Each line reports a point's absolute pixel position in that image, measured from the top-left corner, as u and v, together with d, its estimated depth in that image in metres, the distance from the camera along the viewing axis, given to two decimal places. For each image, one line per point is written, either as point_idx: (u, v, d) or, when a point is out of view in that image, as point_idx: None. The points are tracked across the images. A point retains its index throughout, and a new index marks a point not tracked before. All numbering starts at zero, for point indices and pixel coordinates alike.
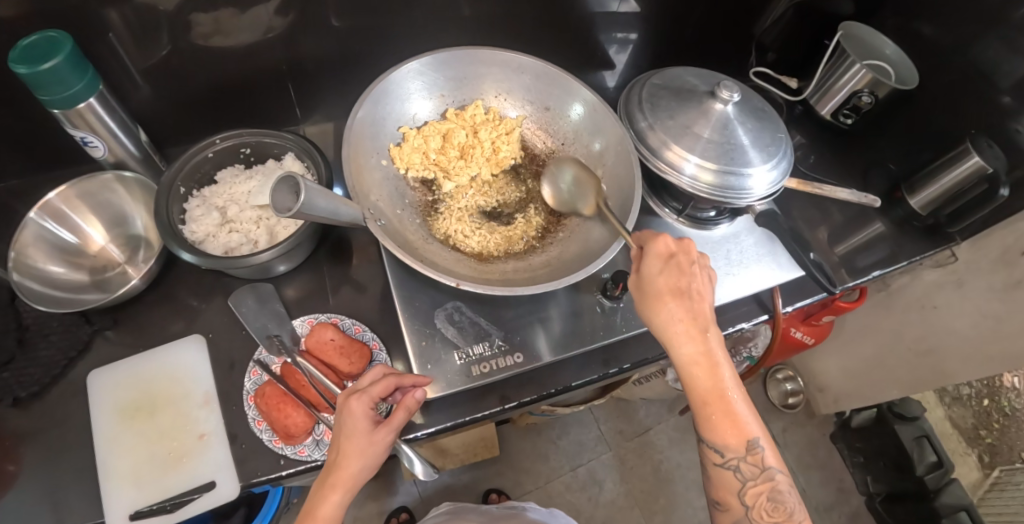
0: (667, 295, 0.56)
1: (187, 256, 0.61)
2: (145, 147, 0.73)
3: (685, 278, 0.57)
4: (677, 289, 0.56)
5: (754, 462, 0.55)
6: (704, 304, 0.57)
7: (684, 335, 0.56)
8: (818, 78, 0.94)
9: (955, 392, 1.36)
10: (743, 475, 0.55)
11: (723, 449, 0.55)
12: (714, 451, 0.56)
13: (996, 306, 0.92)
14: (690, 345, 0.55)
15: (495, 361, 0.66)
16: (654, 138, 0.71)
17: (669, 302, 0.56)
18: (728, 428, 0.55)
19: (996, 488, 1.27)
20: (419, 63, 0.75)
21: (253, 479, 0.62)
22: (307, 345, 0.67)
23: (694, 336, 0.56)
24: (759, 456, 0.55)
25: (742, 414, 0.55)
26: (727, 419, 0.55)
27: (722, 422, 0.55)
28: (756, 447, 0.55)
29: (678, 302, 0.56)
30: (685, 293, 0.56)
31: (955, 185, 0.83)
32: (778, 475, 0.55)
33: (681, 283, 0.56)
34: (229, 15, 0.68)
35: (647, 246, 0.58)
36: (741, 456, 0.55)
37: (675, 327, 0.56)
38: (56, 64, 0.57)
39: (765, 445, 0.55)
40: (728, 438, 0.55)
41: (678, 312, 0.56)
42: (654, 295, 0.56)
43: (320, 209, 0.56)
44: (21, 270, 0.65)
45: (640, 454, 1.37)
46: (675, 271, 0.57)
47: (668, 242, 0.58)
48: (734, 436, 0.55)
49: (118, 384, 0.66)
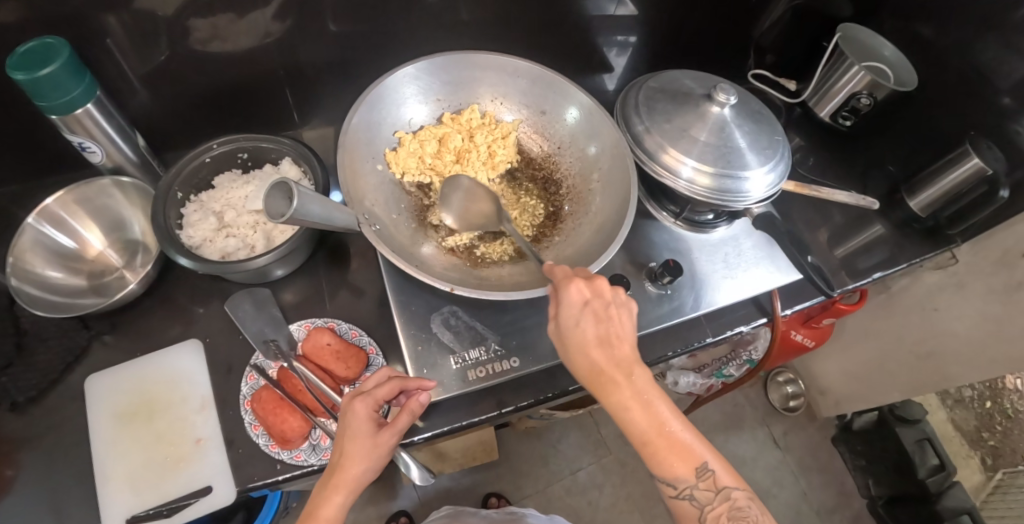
0: (589, 346, 0.54)
1: (183, 261, 0.61)
2: (143, 152, 0.73)
3: (604, 324, 0.55)
4: (597, 337, 0.54)
5: (707, 487, 0.53)
6: (629, 345, 0.55)
7: (608, 385, 0.54)
8: (816, 81, 0.94)
9: (957, 395, 1.34)
10: (699, 502, 0.53)
11: (675, 482, 0.53)
12: (667, 485, 0.54)
13: (997, 308, 0.91)
14: (616, 393, 0.54)
15: (491, 365, 0.66)
16: (651, 142, 0.71)
17: (592, 351, 0.54)
18: (674, 462, 0.53)
19: (999, 490, 1.27)
20: (415, 68, 0.76)
21: (249, 484, 0.62)
22: (304, 349, 0.67)
23: (620, 384, 0.54)
24: (711, 479, 0.53)
25: (685, 444, 0.53)
26: (672, 454, 0.53)
27: (667, 460, 0.53)
28: (707, 471, 0.53)
29: (602, 349, 0.54)
30: (606, 340, 0.54)
31: (955, 187, 0.83)
32: (736, 492, 0.53)
33: (599, 330, 0.54)
34: (227, 20, 0.69)
35: (561, 293, 0.56)
36: (693, 485, 0.53)
37: (599, 376, 0.54)
38: (54, 70, 0.57)
39: (717, 467, 0.53)
40: (677, 472, 0.53)
41: (600, 361, 0.54)
42: (577, 349, 0.55)
43: (314, 214, 0.56)
44: (19, 275, 0.65)
45: (641, 458, 1.36)
46: (591, 319, 0.55)
47: (580, 288, 0.55)
48: (682, 468, 0.53)
49: (114, 388, 0.66)
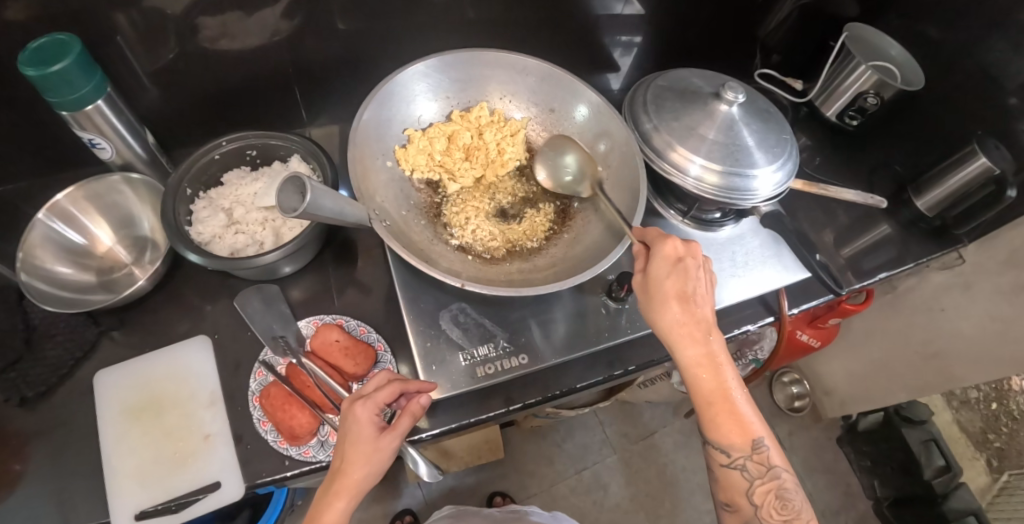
0: (672, 299, 0.56)
1: (194, 257, 0.62)
2: (152, 149, 0.73)
3: (692, 281, 0.56)
4: (682, 293, 0.56)
5: (760, 461, 0.54)
6: (706, 306, 0.57)
7: (686, 337, 0.55)
8: (822, 81, 0.94)
9: (963, 396, 1.33)
10: (750, 475, 0.54)
11: (728, 449, 0.55)
12: (719, 451, 0.55)
13: (1005, 308, 0.91)
14: (693, 346, 0.55)
15: (500, 363, 0.66)
16: (660, 140, 0.71)
17: (674, 305, 0.56)
18: (732, 428, 0.55)
19: (1004, 492, 1.26)
20: (424, 66, 0.76)
21: (258, 479, 0.62)
22: (312, 346, 0.67)
23: (697, 338, 0.55)
24: (764, 455, 0.54)
25: (747, 415, 0.55)
26: (732, 420, 0.55)
27: (726, 423, 0.55)
28: (761, 447, 0.54)
29: (684, 306, 0.56)
30: (690, 298, 0.56)
31: (963, 186, 0.83)
32: (784, 474, 0.54)
33: (686, 287, 0.56)
34: (236, 18, 0.69)
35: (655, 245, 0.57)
36: (746, 455, 0.54)
37: (678, 329, 0.55)
38: (65, 67, 0.57)
39: (771, 445, 0.55)
40: (732, 438, 0.55)
41: (682, 316, 0.56)
42: (659, 299, 0.56)
43: (327, 209, 0.56)
44: (28, 271, 0.65)
45: (645, 458, 1.36)
46: (680, 276, 0.56)
47: (675, 244, 0.56)
48: (738, 435, 0.55)
49: (123, 385, 0.66)
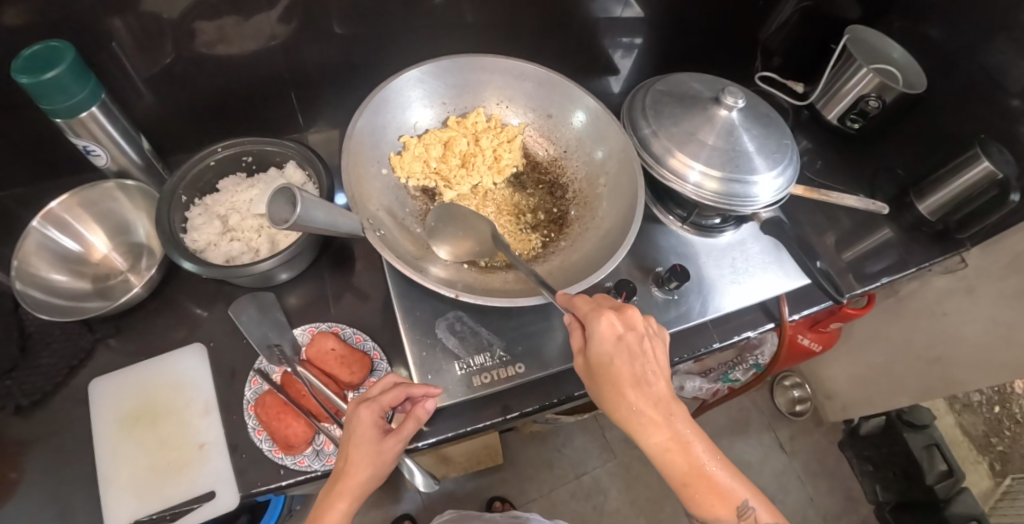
0: (624, 385, 0.54)
1: (188, 265, 0.61)
2: (148, 155, 0.73)
3: (638, 361, 0.54)
4: (633, 376, 0.54)
5: None
6: (661, 382, 0.55)
7: (646, 424, 0.53)
8: (823, 84, 0.93)
9: (966, 399, 1.32)
10: None
11: (714, 522, 0.52)
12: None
13: (1007, 313, 0.90)
14: (655, 433, 0.53)
15: (496, 372, 0.65)
16: (658, 146, 0.70)
17: (627, 391, 0.53)
18: (715, 502, 0.52)
19: (1007, 497, 1.24)
20: (420, 71, 0.75)
21: (253, 489, 0.62)
22: (308, 355, 0.67)
23: (657, 424, 0.53)
24: (753, 517, 0.52)
25: (728, 485, 0.52)
26: (712, 495, 0.52)
27: (708, 499, 0.52)
28: (747, 511, 0.52)
29: (638, 390, 0.54)
30: (641, 379, 0.54)
31: (964, 191, 0.82)
32: None
33: (633, 368, 0.54)
34: (232, 23, 0.68)
35: (592, 328, 0.55)
36: None
37: (635, 416, 0.53)
38: (59, 74, 0.57)
39: (758, 507, 0.52)
40: (716, 512, 0.52)
41: (636, 401, 0.53)
42: (611, 387, 0.54)
43: (319, 220, 0.56)
44: (24, 279, 0.64)
45: (646, 462, 1.36)
46: (626, 357, 0.54)
47: (612, 322, 0.55)
48: (722, 507, 0.52)
49: (118, 393, 0.66)
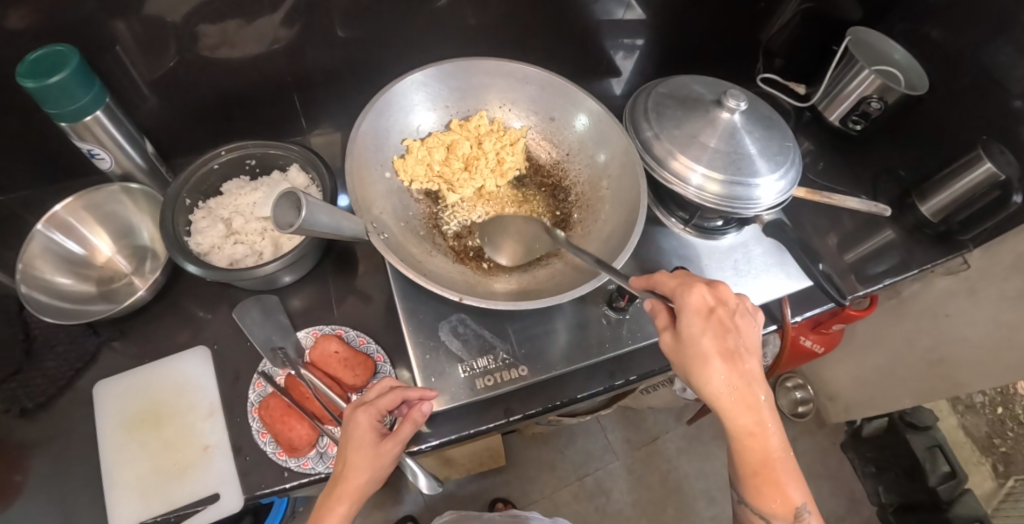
0: (712, 360, 0.53)
1: (192, 268, 0.61)
2: (152, 158, 0.73)
3: (733, 337, 0.54)
4: (725, 351, 0.53)
5: None
6: (752, 363, 0.54)
7: (735, 405, 0.53)
8: (825, 85, 0.93)
9: (968, 401, 1.33)
10: None
11: (770, 515, 0.52)
12: (760, 517, 0.53)
13: (1010, 314, 0.90)
14: (743, 413, 0.53)
15: (500, 374, 0.65)
16: (660, 148, 0.70)
17: (721, 367, 0.53)
18: (774, 496, 0.52)
19: (1010, 498, 1.23)
20: (423, 75, 0.75)
21: (258, 491, 0.62)
22: (312, 357, 0.67)
23: (747, 406, 0.53)
24: (807, 520, 0.52)
25: (790, 484, 0.52)
26: (778, 490, 0.52)
27: (768, 491, 0.52)
28: (804, 514, 0.52)
29: (730, 365, 0.53)
30: (734, 355, 0.54)
31: (968, 191, 0.82)
32: None
33: (728, 342, 0.54)
34: (236, 26, 0.69)
35: (682, 301, 0.55)
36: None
37: (727, 394, 0.53)
38: (63, 78, 0.57)
39: (813, 511, 0.52)
40: (776, 507, 0.52)
41: (729, 376, 0.53)
42: (702, 361, 0.53)
43: (322, 224, 0.56)
44: (28, 282, 0.65)
45: (648, 463, 1.36)
46: (716, 330, 0.54)
47: (705, 294, 0.55)
48: (780, 503, 0.52)
49: (122, 395, 0.66)
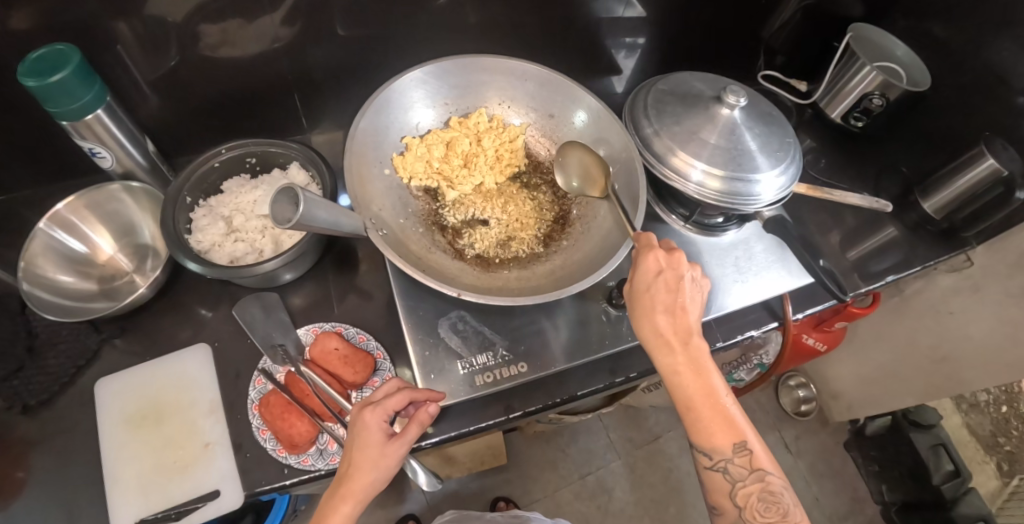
0: (655, 308, 0.55)
1: (192, 265, 0.62)
2: (152, 157, 0.73)
3: (675, 292, 0.55)
4: (665, 303, 0.55)
5: (743, 464, 0.53)
6: (692, 316, 0.56)
7: (666, 348, 0.55)
8: (827, 81, 0.93)
9: (972, 399, 1.32)
10: (732, 477, 0.53)
11: (711, 451, 0.53)
12: (702, 455, 0.54)
13: (1015, 312, 0.89)
14: (675, 357, 0.54)
15: (500, 371, 0.65)
16: (660, 145, 0.70)
17: (659, 315, 0.55)
18: (716, 433, 0.53)
19: (1015, 497, 1.23)
20: (422, 72, 0.75)
21: (258, 488, 0.62)
22: (312, 355, 0.67)
23: (679, 349, 0.55)
24: (749, 458, 0.53)
25: (732, 420, 0.54)
26: (716, 425, 0.53)
27: (711, 427, 0.53)
28: (746, 451, 0.53)
29: (665, 316, 0.55)
30: (673, 306, 0.55)
31: (972, 187, 0.81)
32: (770, 477, 0.53)
33: (669, 296, 0.55)
34: (236, 26, 0.69)
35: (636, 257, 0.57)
36: (728, 458, 0.53)
37: (660, 339, 0.55)
38: (65, 77, 0.58)
39: (756, 449, 0.53)
40: (715, 440, 0.53)
41: (664, 325, 0.55)
42: (643, 308, 0.56)
43: (321, 220, 0.56)
44: (30, 280, 0.65)
45: (650, 463, 1.35)
46: (663, 286, 0.55)
47: (657, 257, 0.56)
48: (723, 441, 0.53)
49: (124, 393, 0.67)
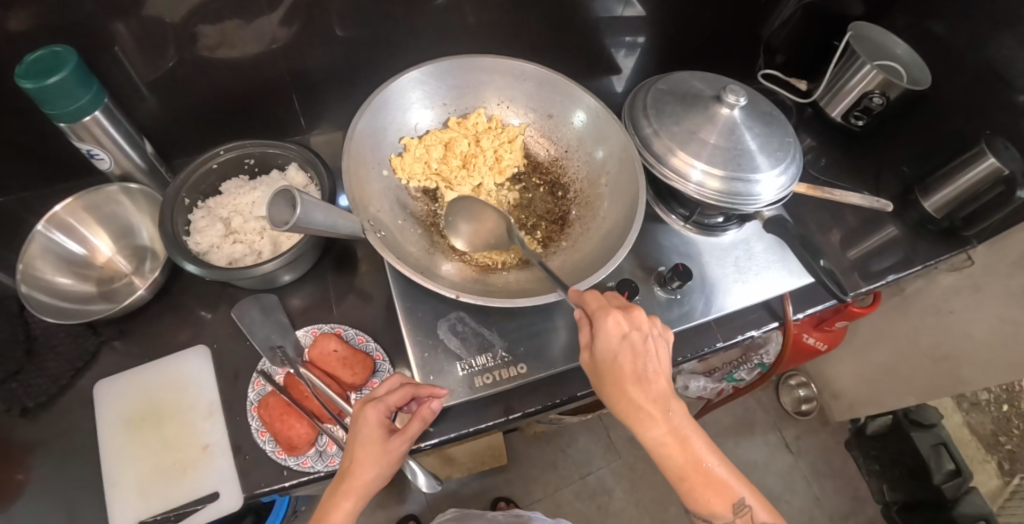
0: (624, 381, 0.54)
1: (190, 267, 0.61)
2: (151, 158, 0.73)
3: (641, 357, 0.54)
4: (635, 374, 0.54)
5: (745, 523, 0.52)
6: (662, 380, 0.55)
7: (644, 419, 0.54)
8: (827, 81, 0.93)
9: (973, 398, 1.32)
10: None
11: (710, 516, 0.53)
12: (702, 520, 0.53)
13: (1016, 311, 0.89)
14: (653, 427, 0.54)
15: (499, 372, 0.65)
16: (660, 145, 0.70)
17: (629, 388, 0.54)
18: (710, 496, 0.52)
19: (1016, 496, 1.22)
20: (421, 73, 0.75)
21: (257, 490, 0.62)
22: (311, 356, 0.67)
23: (657, 419, 0.54)
24: (749, 514, 0.52)
25: (725, 480, 0.53)
26: (709, 489, 0.52)
27: (704, 493, 0.52)
28: (744, 508, 0.52)
29: (639, 385, 0.54)
30: (644, 376, 0.54)
31: (972, 185, 0.81)
32: None
33: (636, 364, 0.54)
34: (234, 27, 0.69)
35: (598, 322, 0.55)
36: (729, 520, 0.52)
37: (634, 413, 0.54)
38: (62, 78, 0.57)
39: (755, 504, 0.52)
40: (712, 506, 0.52)
41: (636, 396, 0.54)
42: (613, 383, 0.54)
43: (319, 221, 0.56)
44: (29, 282, 0.65)
45: (651, 462, 1.35)
46: (630, 353, 0.54)
47: (619, 319, 0.55)
48: (719, 503, 0.52)
49: (122, 396, 0.66)
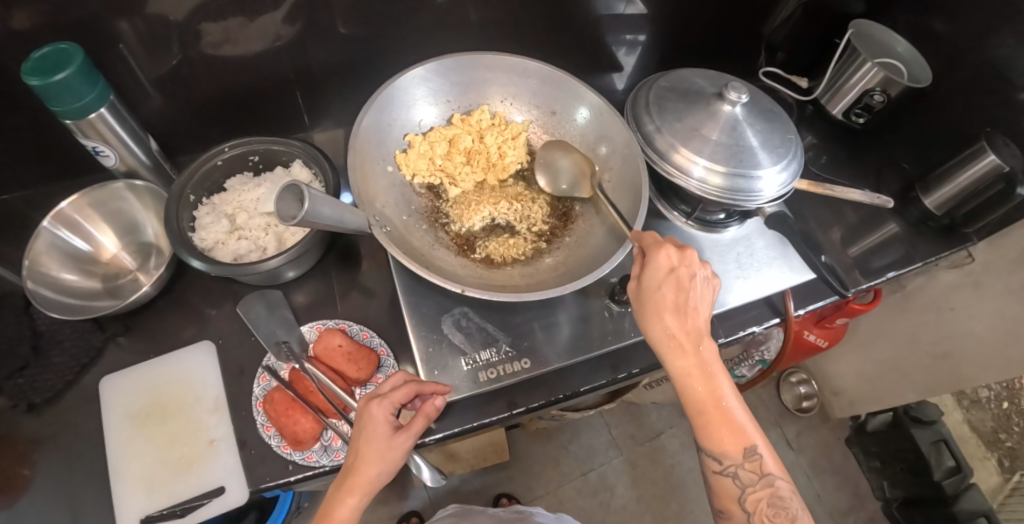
0: (664, 308, 0.55)
1: (196, 263, 0.62)
2: (156, 155, 0.73)
3: (685, 291, 0.55)
4: (675, 305, 0.55)
5: (753, 468, 0.54)
6: (701, 317, 0.56)
7: (675, 349, 0.55)
8: (828, 78, 0.93)
9: (973, 395, 1.31)
10: (741, 482, 0.54)
11: (721, 457, 0.54)
12: (711, 459, 0.55)
13: (1016, 307, 0.90)
14: (682, 358, 0.55)
15: (502, 367, 0.65)
16: (663, 142, 0.70)
17: (666, 316, 0.55)
18: (726, 437, 0.54)
19: (1017, 493, 1.23)
20: (424, 70, 0.76)
21: (262, 484, 0.62)
22: (315, 351, 0.67)
23: (688, 351, 0.55)
24: (758, 462, 0.54)
25: (741, 425, 0.54)
26: (726, 429, 0.54)
27: (720, 432, 0.54)
28: (755, 455, 0.54)
29: (676, 316, 0.55)
30: (683, 307, 0.55)
31: (973, 182, 0.81)
32: (779, 481, 0.53)
33: (678, 297, 0.55)
34: (237, 24, 0.69)
35: (650, 254, 0.56)
36: (738, 463, 0.54)
37: (669, 341, 0.55)
38: (68, 76, 0.58)
39: (766, 453, 0.54)
40: (725, 447, 0.54)
41: (673, 326, 0.55)
42: (650, 308, 0.56)
43: (326, 215, 0.56)
44: (35, 278, 0.65)
45: (652, 459, 1.36)
46: (672, 286, 0.55)
47: (670, 254, 0.56)
48: (732, 445, 0.54)
49: (127, 391, 0.67)
